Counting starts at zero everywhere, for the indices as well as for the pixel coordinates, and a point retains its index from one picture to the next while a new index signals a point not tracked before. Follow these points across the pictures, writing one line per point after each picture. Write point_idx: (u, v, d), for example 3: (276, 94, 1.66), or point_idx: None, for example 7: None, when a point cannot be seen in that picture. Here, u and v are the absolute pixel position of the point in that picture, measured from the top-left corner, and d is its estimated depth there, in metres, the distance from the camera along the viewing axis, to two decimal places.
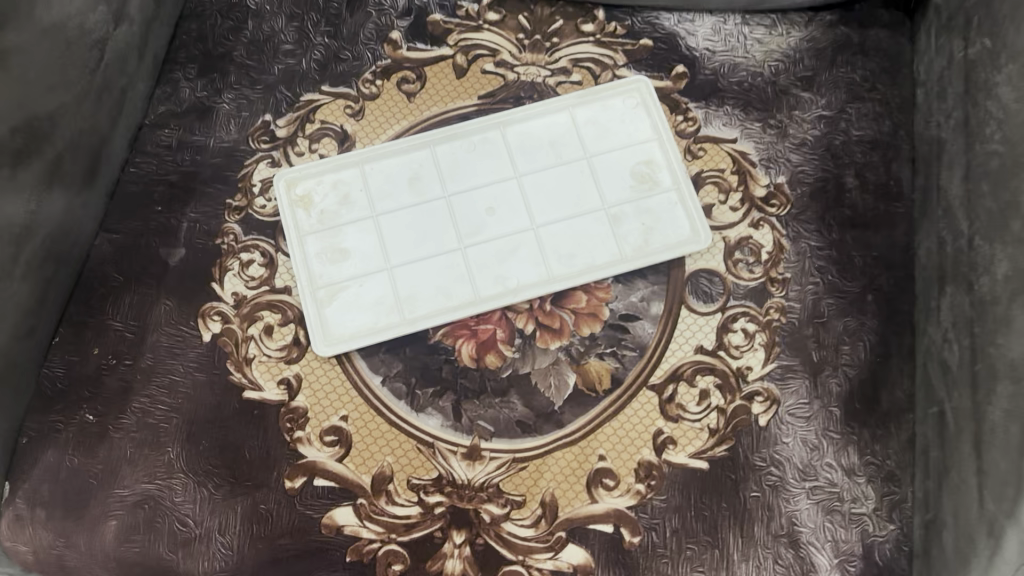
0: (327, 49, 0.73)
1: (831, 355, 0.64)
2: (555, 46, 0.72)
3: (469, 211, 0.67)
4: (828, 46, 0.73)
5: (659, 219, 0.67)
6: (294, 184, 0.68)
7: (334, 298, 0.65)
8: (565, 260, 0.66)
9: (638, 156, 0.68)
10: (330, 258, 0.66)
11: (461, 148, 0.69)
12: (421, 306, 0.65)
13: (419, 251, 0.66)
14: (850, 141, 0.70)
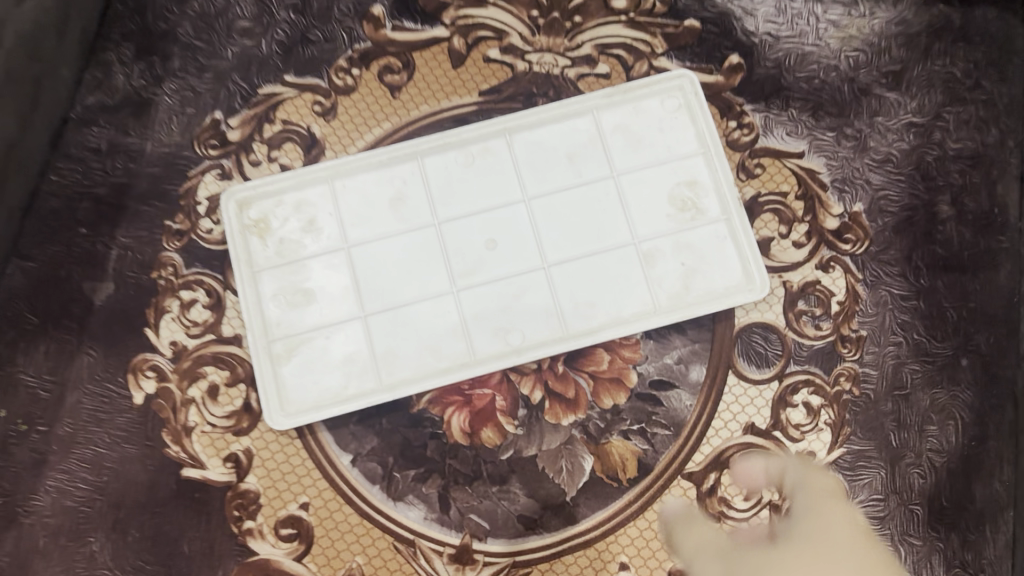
0: (292, 28, 0.59)
1: (914, 438, 0.51)
2: (577, 27, 0.58)
3: (464, 245, 0.54)
4: (921, 30, 0.57)
5: (702, 259, 0.53)
6: (249, 205, 0.55)
7: (294, 353, 0.52)
8: (582, 310, 0.52)
9: (678, 176, 0.55)
10: (291, 302, 0.53)
11: (457, 162, 0.55)
12: (401, 367, 0.52)
13: (400, 295, 0.53)
14: (946, 157, 0.56)
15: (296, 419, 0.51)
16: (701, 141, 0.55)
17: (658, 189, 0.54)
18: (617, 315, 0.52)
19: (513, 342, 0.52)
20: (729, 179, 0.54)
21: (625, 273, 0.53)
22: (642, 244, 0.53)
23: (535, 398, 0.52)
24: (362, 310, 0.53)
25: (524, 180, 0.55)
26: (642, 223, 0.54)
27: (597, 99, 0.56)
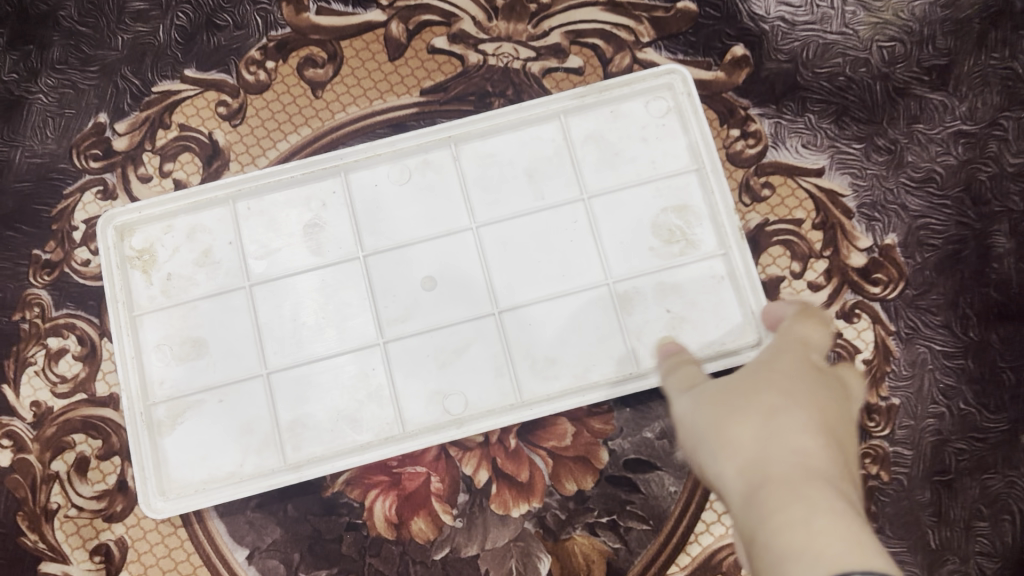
0: (195, 10, 0.48)
1: (958, 538, 0.40)
2: (544, 11, 0.46)
3: (394, 285, 0.42)
4: (975, 15, 0.46)
5: (695, 305, 0.41)
6: (130, 232, 0.43)
7: (179, 421, 0.42)
8: (540, 370, 0.41)
9: (670, 197, 0.42)
10: (177, 355, 0.42)
11: (389, 179, 0.43)
12: (311, 441, 0.41)
13: (313, 348, 0.42)
14: (1004, 175, 0.44)
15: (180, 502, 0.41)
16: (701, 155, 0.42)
17: (643, 216, 0.42)
18: (584, 377, 0.41)
19: (450, 411, 0.41)
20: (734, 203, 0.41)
21: (596, 323, 0.41)
22: (619, 286, 0.42)
23: (480, 477, 0.41)
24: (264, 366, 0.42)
25: (472, 201, 0.43)
26: (620, 259, 0.42)
27: (568, 100, 0.43)
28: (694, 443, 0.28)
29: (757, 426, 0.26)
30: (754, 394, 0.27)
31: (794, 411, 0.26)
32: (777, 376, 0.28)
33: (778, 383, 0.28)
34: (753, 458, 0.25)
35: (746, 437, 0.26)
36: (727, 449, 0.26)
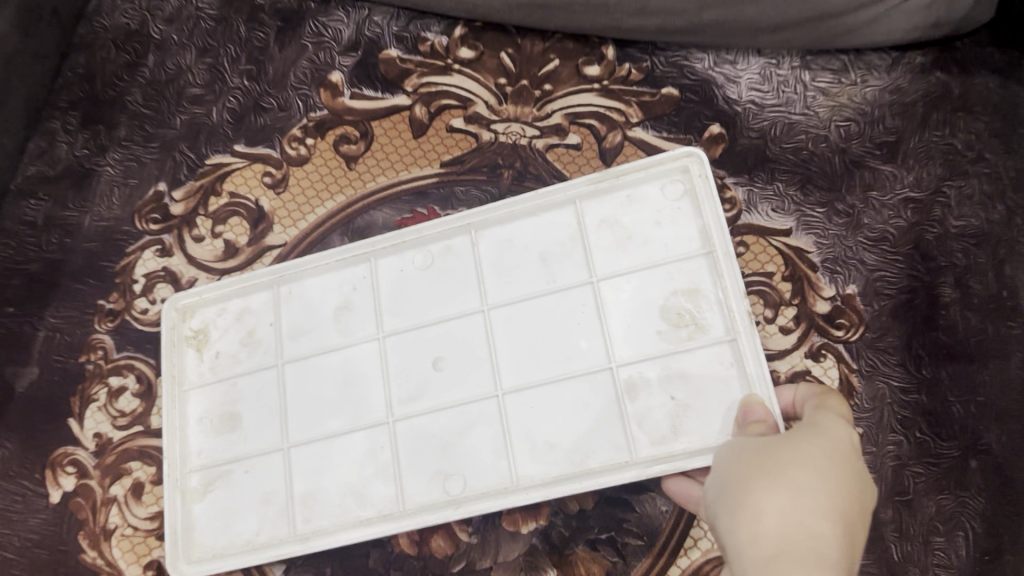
0: (245, 95, 0.55)
1: (918, 551, 0.46)
2: (547, 96, 0.54)
3: (410, 365, 0.46)
4: (918, 100, 0.53)
5: (700, 391, 0.43)
6: (190, 313, 0.50)
7: (209, 489, 0.46)
8: (542, 455, 0.43)
9: (680, 284, 0.44)
10: (216, 427, 0.47)
11: (415, 264, 0.48)
12: (320, 514, 0.45)
13: (328, 426, 0.46)
14: (948, 235, 0.51)
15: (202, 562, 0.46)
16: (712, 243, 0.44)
17: (652, 301, 0.44)
18: (581, 462, 0.43)
19: (451, 490, 0.44)
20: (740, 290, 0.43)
21: (600, 406, 0.43)
22: (621, 371, 0.44)
23: None
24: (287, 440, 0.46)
25: (490, 286, 0.46)
26: (625, 344, 0.44)
27: (584, 186, 0.47)
28: (717, 504, 0.32)
29: (782, 500, 0.30)
30: (784, 471, 0.31)
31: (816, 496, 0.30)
32: (791, 451, 0.32)
33: (805, 460, 0.32)
34: (757, 537, 0.29)
35: (770, 512, 0.30)
36: (751, 519, 0.30)
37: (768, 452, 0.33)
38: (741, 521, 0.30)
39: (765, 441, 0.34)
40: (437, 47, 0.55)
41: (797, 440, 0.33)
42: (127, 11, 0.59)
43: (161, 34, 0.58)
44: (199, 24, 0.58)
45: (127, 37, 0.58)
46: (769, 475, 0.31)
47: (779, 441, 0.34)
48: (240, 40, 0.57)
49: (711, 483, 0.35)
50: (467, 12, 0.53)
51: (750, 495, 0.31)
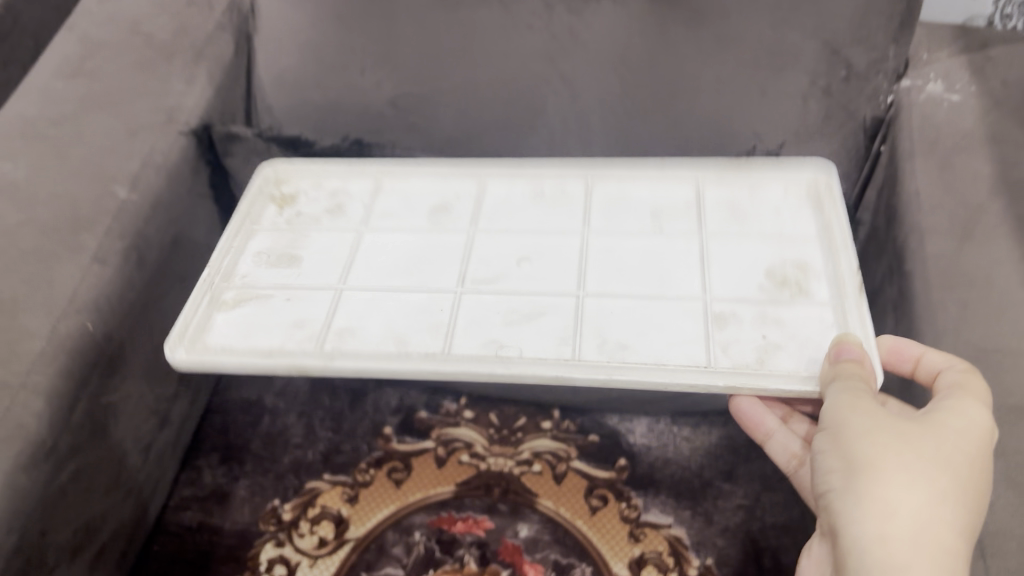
0: (330, 442, 0.92)
1: None
2: (519, 440, 0.93)
3: (478, 318, 0.78)
4: (742, 443, 0.91)
5: (789, 328, 0.75)
6: (281, 182, 0.92)
7: (237, 303, 0.80)
8: (617, 349, 0.74)
9: (776, 297, 0.78)
10: (270, 262, 0.84)
11: (528, 196, 0.90)
12: (352, 343, 0.76)
13: (410, 294, 0.80)
14: (766, 526, 0.84)
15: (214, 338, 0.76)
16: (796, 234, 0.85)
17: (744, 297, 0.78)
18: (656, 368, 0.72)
19: (502, 350, 0.74)
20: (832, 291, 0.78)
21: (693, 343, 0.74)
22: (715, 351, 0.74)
23: None
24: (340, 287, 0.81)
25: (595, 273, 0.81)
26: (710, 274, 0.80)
27: (711, 171, 0.89)
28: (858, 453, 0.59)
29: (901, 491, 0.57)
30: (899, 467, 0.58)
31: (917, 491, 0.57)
32: (926, 450, 0.58)
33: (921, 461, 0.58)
34: (893, 519, 0.56)
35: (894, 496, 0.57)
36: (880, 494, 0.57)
37: (892, 425, 0.60)
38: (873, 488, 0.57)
39: (899, 424, 0.60)
40: (449, 409, 0.96)
41: (931, 439, 0.59)
42: (249, 388, 0.95)
43: (272, 403, 0.94)
44: (299, 396, 0.94)
45: (249, 405, 0.93)
46: (903, 469, 0.57)
47: (912, 431, 0.60)
48: (327, 407, 0.94)
49: (844, 434, 0.60)
50: (470, 390, 0.94)
51: (890, 481, 0.57)
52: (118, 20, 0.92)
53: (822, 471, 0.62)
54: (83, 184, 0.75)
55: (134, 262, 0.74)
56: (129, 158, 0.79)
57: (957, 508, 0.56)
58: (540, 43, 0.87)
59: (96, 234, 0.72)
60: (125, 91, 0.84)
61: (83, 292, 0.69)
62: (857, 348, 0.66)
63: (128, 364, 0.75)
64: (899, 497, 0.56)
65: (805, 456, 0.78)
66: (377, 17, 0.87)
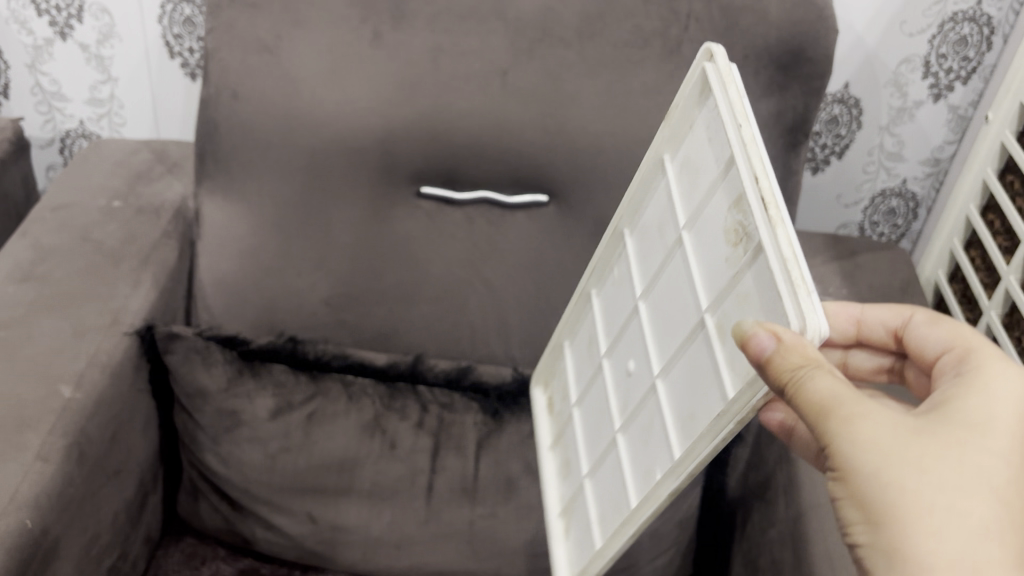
0: None
1: None
2: None
3: (638, 454, 0.71)
4: None
5: (705, 166, 0.63)
6: (560, 504, 0.86)
7: (564, 520, 0.85)
8: (690, 422, 0.63)
9: (724, 200, 0.60)
10: (560, 470, 0.87)
11: (614, 279, 0.79)
12: (601, 530, 0.75)
13: (601, 445, 0.78)
14: None
15: (561, 533, 0.85)
16: (705, 82, 0.64)
17: (713, 221, 0.61)
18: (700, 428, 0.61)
19: (650, 483, 0.68)
20: (744, 118, 0.58)
21: (703, 345, 0.62)
22: (713, 311, 0.61)
23: None
24: (586, 475, 0.81)
25: (643, 267, 0.73)
26: (685, 189, 0.67)
27: (663, 143, 0.70)
28: (869, 484, 0.52)
29: (929, 543, 0.50)
30: (921, 512, 0.51)
31: (943, 530, 0.50)
32: (952, 453, 0.54)
33: (946, 500, 0.51)
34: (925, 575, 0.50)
35: (923, 546, 0.50)
36: (914, 548, 0.50)
37: (909, 456, 0.53)
38: (901, 544, 0.51)
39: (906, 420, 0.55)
40: None
41: (952, 433, 0.55)
42: None
43: None
44: None
45: None
46: (928, 479, 0.52)
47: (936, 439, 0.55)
48: None
49: (855, 475, 0.53)
50: None
51: (913, 495, 0.51)
52: (69, 226, 0.98)
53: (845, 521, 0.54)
54: (29, 386, 0.80)
55: (74, 458, 0.78)
56: (74, 358, 0.83)
57: (1001, 529, 0.51)
58: (462, 253, 0.98)
59: (39, 432, 0.77)
60: (73, 296, 0.90)
61: (24, 490, 0.73)
62: (767, 338, 0.51)
63: (61, 560, 0.77)
64: (922, 543, 0.50)
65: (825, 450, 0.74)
66: (315, 228, 0.96)
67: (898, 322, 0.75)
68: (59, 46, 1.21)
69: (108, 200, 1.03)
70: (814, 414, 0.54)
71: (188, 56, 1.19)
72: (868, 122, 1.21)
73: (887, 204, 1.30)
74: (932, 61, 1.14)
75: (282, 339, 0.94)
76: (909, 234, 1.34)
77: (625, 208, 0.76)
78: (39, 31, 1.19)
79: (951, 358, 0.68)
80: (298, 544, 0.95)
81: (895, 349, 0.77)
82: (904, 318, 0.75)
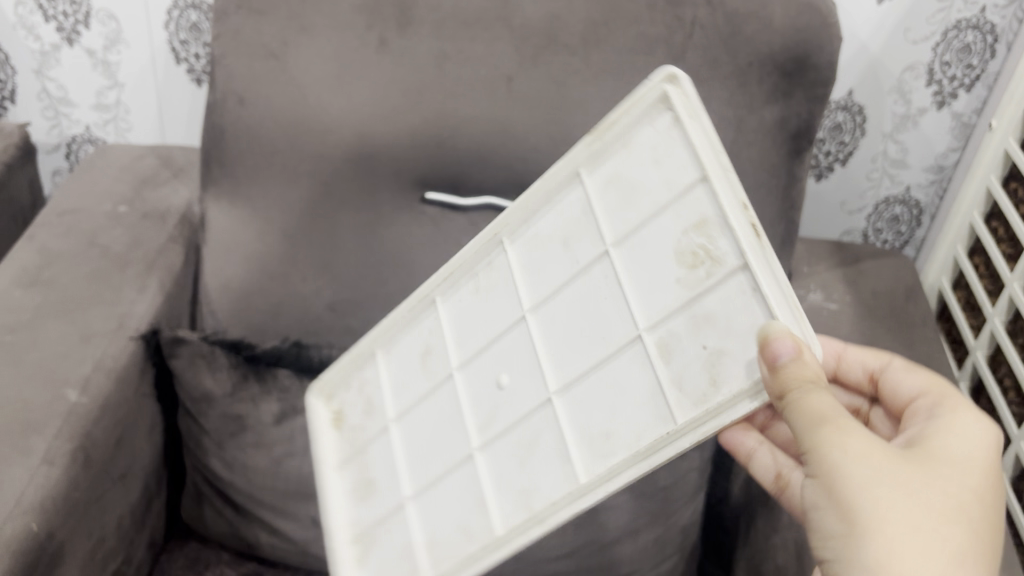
0: None
1: None
2: None
3: (502, 474, 0.68)
4: None
5: (654, 186, 0.62)
6: (352, 519, 0.79)
7: (366, 547, 0.77)
8: (602, 441, 0.62)
9: (681, 220, 0.60)
10: (361, 493, 0.79)
11: (471, 290, 0.74)
12: (444, 551, 0.70)
13: (436, 468, 0.73)
14: None
15: (367, 560, 0.77)
16: (659, 100, 0.62)
17: (662, 240, 0.61)
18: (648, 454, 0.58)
19: (532, 506, 0.65)
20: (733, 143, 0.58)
21: (632, 366, 0.61)
22: (650, 327, 0.60)
23: None
24: (408, 498, 0.74)
25: (525, 280, 0.70)
26: (611, 208, 0.65)
27: (578, 151, 0.66)
28: (852, 493, 0.54)
29: (904, 555, 0.52)
30: (899, 526, 0.53)
31: (916, 545, 0.52)
32: (925, 479, 0.56)
33: (920, 519, 0.53)
34: None
35: (898, 558, 0.51)
36: (890, 559, 0.52)
37: (889, 474, 0.55)
38: (877, 553, 0.52)
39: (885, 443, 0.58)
40: None
41: (922, 463, 0.58)
42: None
43: None
44: None
45: None
46: (905, 499, 0.54)
47: (909, 465, 0.57)
48: None
49: (837, 483, 0.54)
50: None
51: (893, 509, 0.53)
52: (76, 231, 0.98)
53: (820, 529, 0.55)
54: (36, 389, 0.80)
55: (80, 462, 0.78)
56: (80, 362, 0.84)
57: (966, 556, 0.53)
58: None
59: (45, 436, 0.77)
60: (80, 300, 0.90)
61: (29, 493, 0.73)
62: (791, 343, 0.52)
63: (66, 564, 0.77)
64: (897, 555, 0.52)
65: (792, 471, 0.76)
66: (320, 233, 0.96)
67: (877, 364, 0.78)
68: (66, 52, 1.22)
69: (114, 205, 1.03)
70: (805, 423, 0.56)
71: (193, 62, 1.20)
72: (871, 129, 1.21)
73: (891, 211, 1.31)
74: (935, 69, 1.14)
75: (286, 343, 0.93)
76: (914, 241, 1.34)
77: (509, 217, 0.71)
78: (46, 36, 1.20)
79: (924, 402, 0.70)
80: (302, 549, 0.95)
81: (869, 392, 0.80)
82: (885, 360, 0.78)
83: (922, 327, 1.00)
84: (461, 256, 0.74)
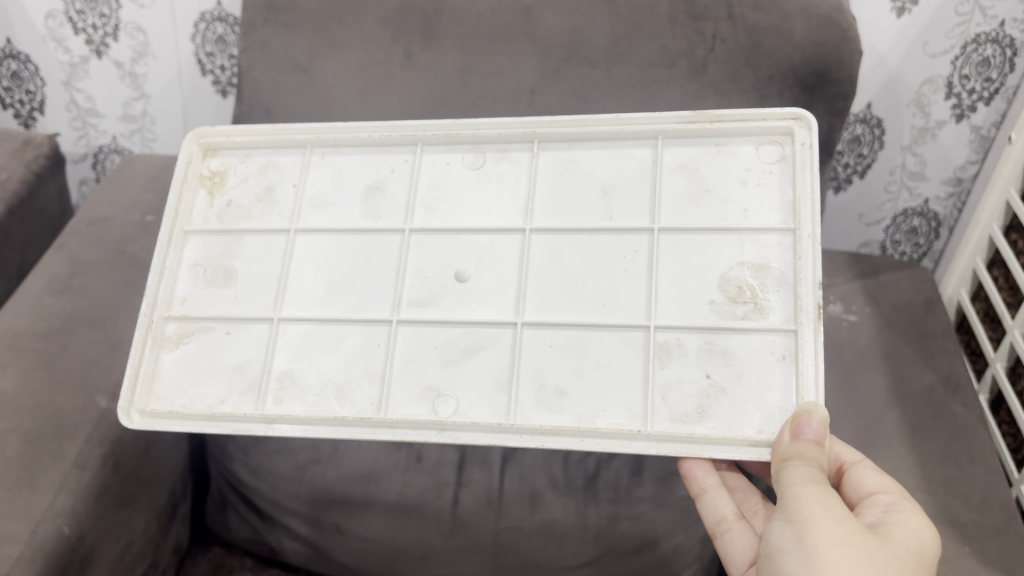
0: None
1: None
2: None
3: (416, 358, 0.75)
4: None
5: (732, 196, 0.74)
6: (183, 323, 0.80)
7: (187, 336, 0.80)
8: (554, 397, 0.71)
9: (741, 255, 0.72)
10: (209, 275, 0.82)
11: (469, 161, 0.81)
12: (291, 398, 0.76)
13: (330, 310, 0.78)
14: None
15: (171, 357, 0.79)
16: (782, 132, 0.75)
17: (707, 251, 0.73)
18: (589, 418, 0.70)
19: (436, 409, 0.73)
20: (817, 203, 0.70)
21: (630, 352, 0.72)
22: (663, 329, 0.71)
23: None
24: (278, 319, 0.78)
25: (547, 202, 0.78)
26: (676, 193, 0.75)
27: (672, 121, 0.76)
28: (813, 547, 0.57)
29: None
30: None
31: None
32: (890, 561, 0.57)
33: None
34: None
35: None
36: None
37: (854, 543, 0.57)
38: None
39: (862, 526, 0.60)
40: None
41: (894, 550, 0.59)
42: None
43: None
44: None
45: None
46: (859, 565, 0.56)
47: (880, 547, 0.58)
48: None
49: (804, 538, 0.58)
50: None
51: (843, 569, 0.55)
52: (105, 240, 1.00)
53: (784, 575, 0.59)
54: (67, 396, 0.81)
55: (109, 467, 0.80)
56: (110, 369, 0.85)
57: None
58: None
59: (76, 442, 0.78)
60: (110, 307, 0.92)
61: (60, 497, 0.74)
62: (817, 427, 0.63)
63: (95, 567, 0.79)
64: None
65: (737, 521, 0.76)
66: None
67: (851, 457, 0.73)
68: (95, 64, 1.24)
69: (142, 214, 1.05)
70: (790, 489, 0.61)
71: (219, 74, 1.22)
72: (890, 142, 1.22)
73: (909, 224, 1.31)
74: (954, 82, 1.15)
75: None
76: (932, 253, 1.35)
77: (564, 136, 0.79)
78: (75, 49, 1.22)
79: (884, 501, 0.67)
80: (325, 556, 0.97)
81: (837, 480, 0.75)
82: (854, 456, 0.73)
83: (941, 339, 1.01)
84: (464, 126, 0.80)
